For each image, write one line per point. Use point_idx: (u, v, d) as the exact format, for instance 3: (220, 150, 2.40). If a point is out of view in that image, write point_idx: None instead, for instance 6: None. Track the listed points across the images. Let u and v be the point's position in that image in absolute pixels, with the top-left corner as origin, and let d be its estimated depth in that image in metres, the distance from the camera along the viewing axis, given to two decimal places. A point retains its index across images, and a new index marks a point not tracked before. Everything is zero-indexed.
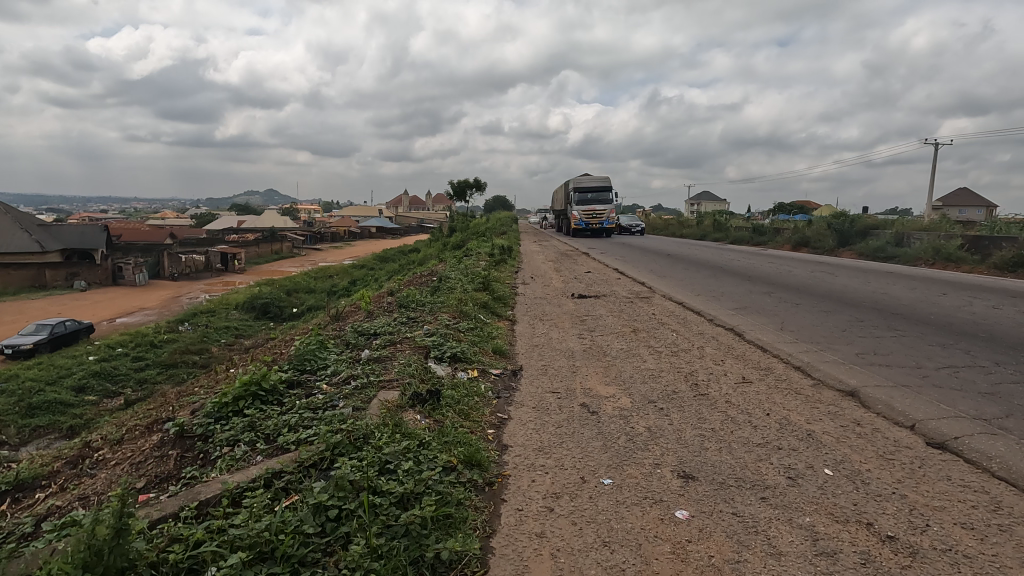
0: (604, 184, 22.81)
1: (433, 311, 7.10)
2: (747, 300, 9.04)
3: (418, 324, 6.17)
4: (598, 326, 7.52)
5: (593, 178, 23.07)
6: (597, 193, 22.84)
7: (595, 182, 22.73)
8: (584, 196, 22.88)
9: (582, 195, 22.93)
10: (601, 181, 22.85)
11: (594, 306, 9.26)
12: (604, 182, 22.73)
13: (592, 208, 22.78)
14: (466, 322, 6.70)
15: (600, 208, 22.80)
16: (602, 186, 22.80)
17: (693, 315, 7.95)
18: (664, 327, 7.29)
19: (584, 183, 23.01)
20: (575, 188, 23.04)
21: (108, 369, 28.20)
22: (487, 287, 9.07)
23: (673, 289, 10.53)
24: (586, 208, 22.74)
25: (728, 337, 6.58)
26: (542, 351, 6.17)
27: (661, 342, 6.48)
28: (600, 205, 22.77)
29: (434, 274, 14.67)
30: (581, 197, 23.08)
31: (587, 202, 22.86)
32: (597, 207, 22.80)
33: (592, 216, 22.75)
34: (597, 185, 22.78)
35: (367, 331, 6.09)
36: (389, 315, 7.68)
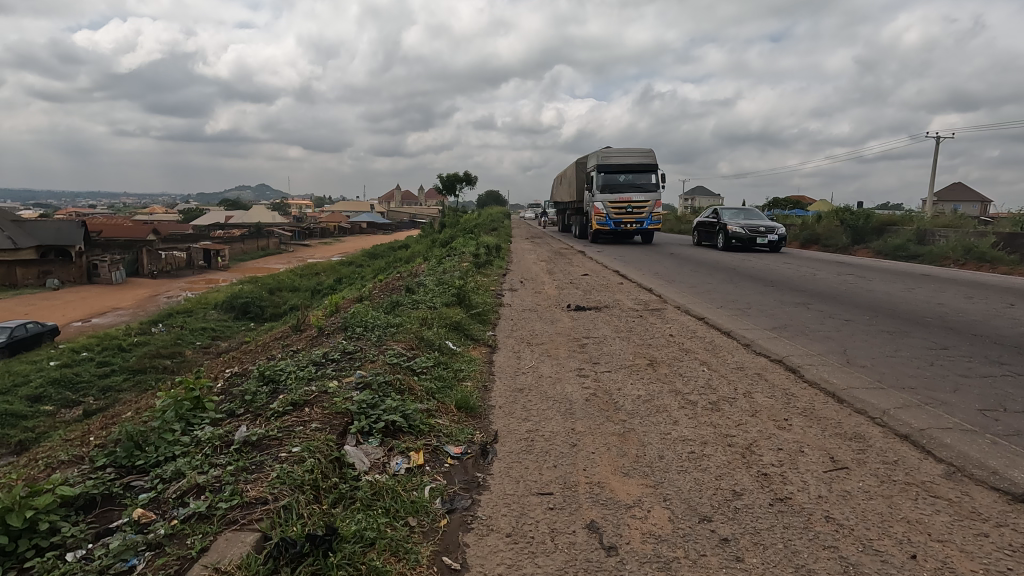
0: (639, 165, 18.51)
1: (382, 339, 5.29)
2: (785, 316, 7.31)
3: (351, 365, 4.36)
4: (604, 355, 5.76)
5: (625, 155, 18.78)
6: (630, 177, 18.56)
7: (629, 161, 18.44)
8: (613, 180, 18.53)
9: (608, 177, 18.66)
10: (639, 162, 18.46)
11: (594, 323, 7.48)
12: (638, 163, 18.51)
13: (624, 197, 18.52)
14: (425, 358, 4.90)
15: (636, 197, 18.49)
16: (635, 168, 18.51)
17: (724, 340, 6.22)
18: (690, 358, 5.58)
19: (613, 161, 18.66)
20: (602, 169, 18.61)
21: (69, 376, 26.15)
22: (462, 300, 7.33)
23: (688, 300, 8.81)
24: (620, 197, 18.41)
25: (782, 377, 4.86)
26: (529, 400, 4.44)
27: (690, 384, 4.75)
28: (635, 194, 18.48)
29: (413, 277, 12.68)
30: (608, 179, 18.72)
31: (615, 188, 18.56)
32: (633, 197, 18.43)
33: (624, 210, 18.60)
34: (630, 165, 18.53)
35: (276, 373, 4.26)
36: (329, 343, 5.84)
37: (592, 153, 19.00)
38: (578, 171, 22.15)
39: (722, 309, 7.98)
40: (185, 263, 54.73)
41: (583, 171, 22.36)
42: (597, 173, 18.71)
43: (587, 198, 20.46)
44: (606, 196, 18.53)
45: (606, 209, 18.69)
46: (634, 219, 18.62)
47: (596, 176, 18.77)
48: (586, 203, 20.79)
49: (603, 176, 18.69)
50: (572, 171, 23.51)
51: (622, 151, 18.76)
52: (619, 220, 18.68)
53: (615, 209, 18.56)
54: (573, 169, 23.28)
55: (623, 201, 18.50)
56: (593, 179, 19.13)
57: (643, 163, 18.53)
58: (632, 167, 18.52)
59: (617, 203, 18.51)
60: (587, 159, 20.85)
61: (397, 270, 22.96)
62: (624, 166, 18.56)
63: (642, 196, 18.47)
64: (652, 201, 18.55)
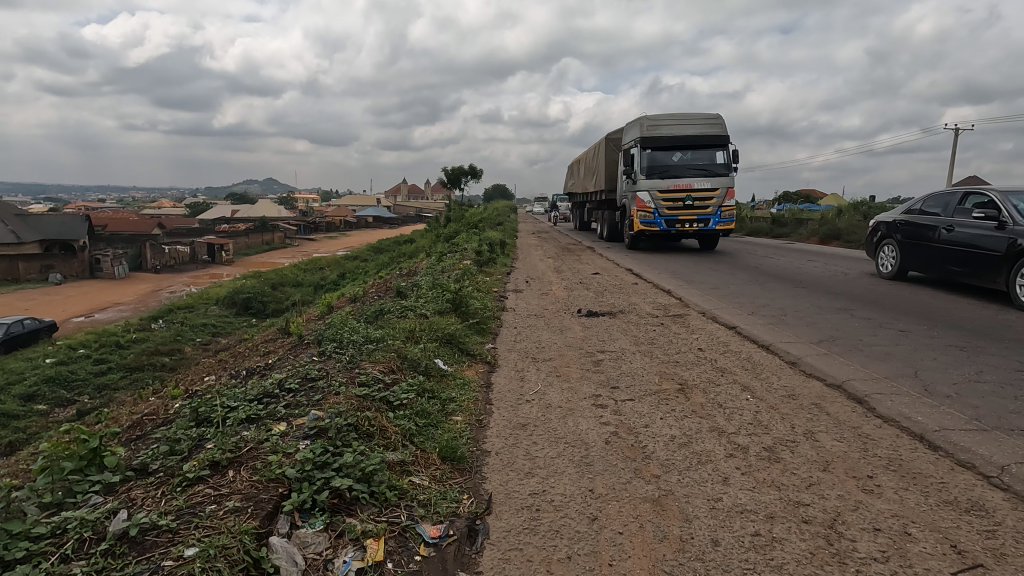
0: (702, 138, 13.43)
1: (356, 360, 4.36)
2: (831, 327, 6.31)
3: (308, 402, 3.43)
4: (624, 378, 4.82)
5: (678, 125, 13.72)
6: (690, 154, 13.45)
7: (685, 134, 13.44)
8: (664, 159, 13.49)
9: (657, 157, 13.57)
10: (702, 134, 13.41)
11: (610, 333, 6.55)
12: (699, 135, 13.42)
13: (681, 184, 13.37)
14: (406, 386, 3.99)
15: (698, 182, 13.33)
16: (694, 142, 13.44)
17: (763, 358, 5.29)
18: (728, 384, 4.64)
19: (663, 134, 13.61)
20: (651, 144, 13.55)
21: (65, 374, 25.47)
22: (458, 306, 6.42)
23: (714, 306, 7.82)
24: (674, 185, 13.37)
25: (847, 412, 3.93)
26: (535, 443, 3.51)
27: (734, 421, 3.81)
28: (695, 179, 13.34)
29: (411, 276, 11.81)
30: (655, 159, 13.62)
31: (667, 171, 13.46)
32: (694, 183, 13.29)
33: (680, 202, 13.48)
34: (687, 138, 13.45)
35: (212, 409, 3.37)
36: (300, 359, 4.97)
37: (633, 122, 14.05)
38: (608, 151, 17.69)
39: (754, 317, 6.99)
40: (188, 257, 54.19)
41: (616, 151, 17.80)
42: (642, 149, 13.68)
43: (626, 188, 15.34)
44: (655, 182, 13.43)
45: (655, 202, 13.54)
46: (695, 214, 13.47)
47: (639, 153, 13.75)
48: (623, 194, 15.71)
49: (650, 153, 13.61)
50: (596, 153, 19.24)
51: (676, 120, 13.79)
52: (674, 216, 13.53)
53: (668, 200, 13.43)
54: (598, 150, 18.95)
55: (680, 190, 13.33)
56: (635, 158, 14.00)
57: (708, 134, 13.46)
58: (692, 140, 13.50)
59: (672, 191, 13.35)
60: (625, 134, 15.96)
61: (399, 266, 22.18)
62: (681, 140, 13.50)
63: (708, 182, 13.26)
64: (723, 190, 13.35)
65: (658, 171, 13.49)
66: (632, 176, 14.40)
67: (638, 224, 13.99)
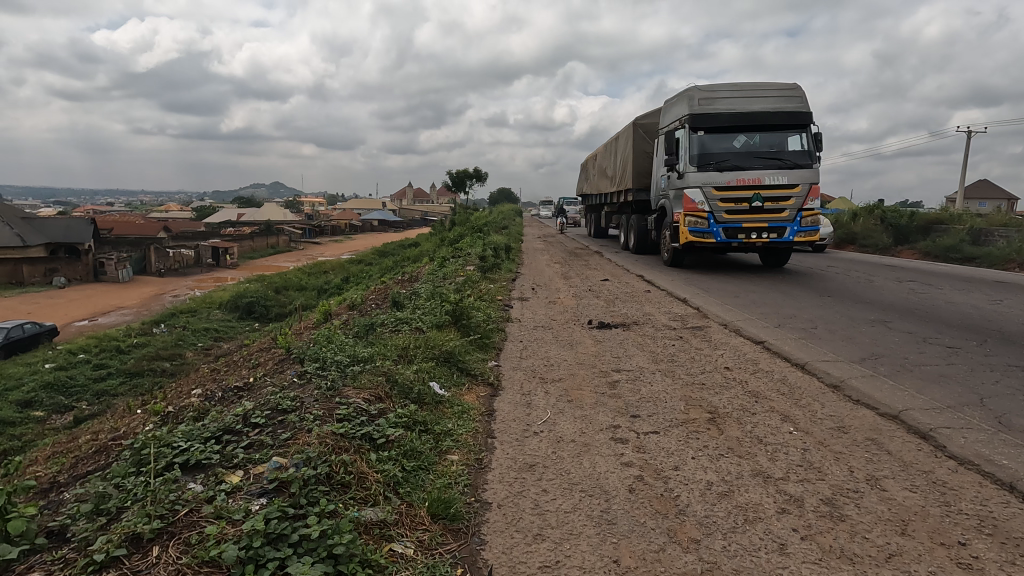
0: (774, 116, 10.16)
1: (337, 387, 3.76)
2: (873, 344, 5.66)
3: (273, 443, 2.87)
4: (644, 405, 4.24)
5: (742, 100, 10.41)
6: (757, 138, 10.14)
7: (751, 112, 10.17)
8: (723, 145, 10.15)
9: (713, 143, 10.22)
10: (773, 111, 10.18)
11: (624, 348, 5.99)
12: (770, 114, 10.10)
13: (747, 180, 9.91)
14: (393, 419, 3.41)
15: (771, 177, 9.89)
16: (764, 123, 10.13)
17: (800, 382, 4.69)
18: (765, 413, 4.05)
19: (722, 110, 10.29)
20: (704, 123, 10.27)
21: (63, 380, 25.02)
22: (459, 318, 5.88)
23: (738, 318, 7.17)
24: (738, 180, 9.93)
25: (911, 451, 3.35)
26: (546, 492, 2.93)
27: (780, 463, 3.23)
28: (767, 172, 9.91)
29: (412, 283, 11.33)
30: (711, 146, 10.25)
31: (728, 161, 10.05)
32: (765, 178, 9.88)
33: (744, 203, 9.99)
34: (755, 118, 10.13)
35: (157, 450, 2.83)
36: (280, 382, 4.43)
37: (681, 95, 10.79)
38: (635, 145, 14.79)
39: (784, 332, 6.34)
40: (193, 261, 53.96)
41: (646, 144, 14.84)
42: (692, 130, 10.38)
43: (665, 185, 11.98)
44: (709, 175, 10.06)
45: (711, 204, 10.09)
46: (765, 220, 10.01)
47: (688, 136, 10.46)
48: (661, 195, 12.38)
49: (703, 136, 10.30)
50: (621, 146, 16.27)
51: (737, 93, 10.50)
52: (736, 223, 10.04)
53: (728, 200, 10.00)
54: (624, 143, 15.99)
55: (745, 185, 9.92)
56: (681, 144, 10.67)
57: (781, 110, 10.20)
58: (760, 119, 10.19)
59: (733, 188, 9.96)
60: (662, 112, 12.62)
61: (403, 271, 21.74)
62: (745, 118, 10.19)
63: (783, 176, 9.87)
64: (804, 187, 9.94)
65: (714, 160, 10.12)
66: (675, 169, 11.08)
67: (685, 233, 10.56)
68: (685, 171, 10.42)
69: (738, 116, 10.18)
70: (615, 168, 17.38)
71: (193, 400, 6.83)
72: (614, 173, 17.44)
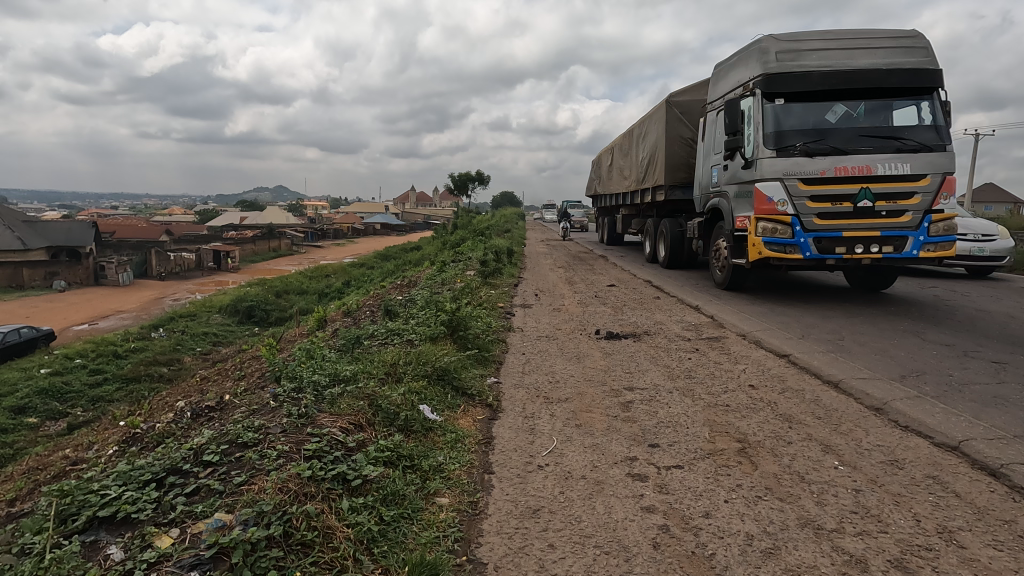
0: (886, 77, 7.33)
1: (311, 415, 3.23)
2: (916, 359, 5.08)
3: (221, 492, 2.37)
4: (664, 432, 3.73)
5: (839, 54, 7.57)
6: (861, 107, 7.36)
7: (854, 71, 7.37)
8: (810, 121, 7.42)
9: (797, 118, 7.48)
10: (886, 70, 7.36)
11: (634, 362, 5.50)
12: (880, 75, 7.31)
13: (849, 170, 7.09)
14: (374, 455, 2.90)
15: (883, 165, 7.06)
16: (871, 88, 7.33)
17: (838, 405, 4.16)
18: (803, 443, 3.53)
19: (812, 69, 7.49)
20: (784, 88, 7.54)
21: (58, 386, 24.53)
22: (456, 330, 5.37)
23: (760, 330, 6.59)
24: (836, 169, 7.12)
25: (984, 494, 2.84)
26: (553, 549, 2.42)
27: (831, 509, 2.73)
28: (878, 158, 7.09)
29: (409, 289, 10.83)
30: (794, 122, 7.49)
31: (820, 143, 7.27)
32: (874, 167, 7.08)
33: (843, 203, 7.17)
34: (859, 80, 7.33)
35: (79, 500, 2.34)
36: (247, 407, 3.91)
37: (753, 50, 7.98)
38: (667, 129, 11.81)
39: (814, 345, 5.76)
40: (194, 264, 53.63)
41: (681, 128, 11.85)
42: (766, 99, 7.66)
43: (718, 178, 9.29)
44: (794, 161, 7.29)
45: (796, 203, 7.30)
46: (874, 228, 7.15)
47: (760, 108, 7.72)
48: (712, 190, 9.59)
49: (783, 106, 7.56)
50: (647, 132, 13.32)
51: (833, 45, 7.66)
52: (832, 232, 7.21)
53: (822, 199, 7.20)
54: (651, 128, 13.04)
55: (846, 178, 7.13)
56: (749, 118, 7.96)
57: (898, 67, 7.36)
58: (866, 81, 7.35)
59: (829, 181, 7.18)
60: (717, 79, 9.78)
61: (403, 275, 21.28)
62: (844, 80, 7.39)
63: (901, 162, 7.06)
64: (933, 179, 7.08)
65: (797, 141, 7.39)
66: (736, 154, 8.41)
67: (753, 245, 7.69)
68: (755, 155, 7.71)
69: (835, 76, 7.39)
70: (634, 160, 14.72)
71: (165, 417, 6.27)
72: (635, 165, 14.58)
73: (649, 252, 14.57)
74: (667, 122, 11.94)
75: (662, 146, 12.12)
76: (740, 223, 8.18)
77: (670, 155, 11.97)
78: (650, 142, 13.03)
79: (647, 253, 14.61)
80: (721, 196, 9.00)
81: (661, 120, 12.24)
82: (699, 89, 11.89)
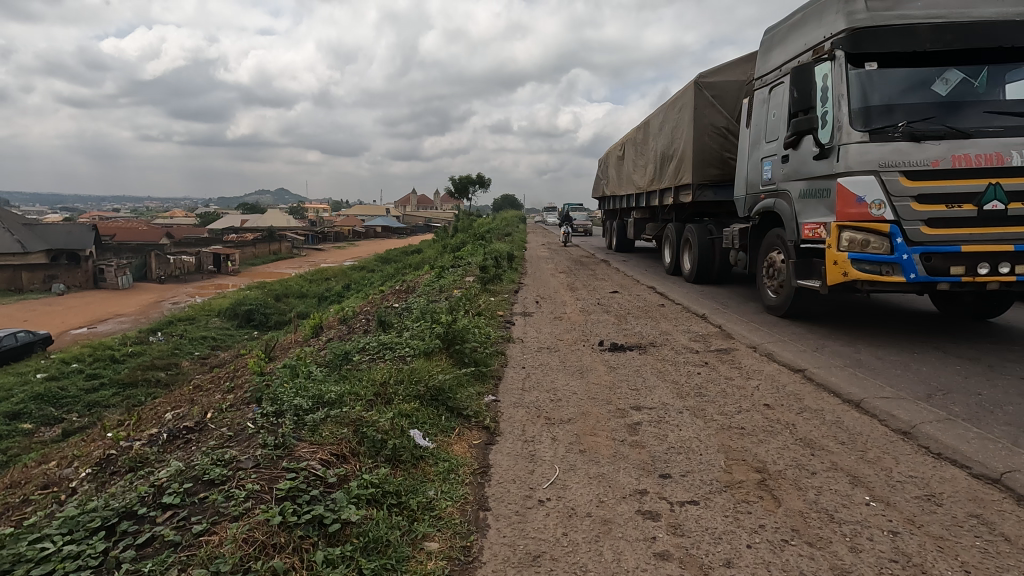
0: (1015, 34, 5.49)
1: (289, 445, 2.94)
2: (942, 376, 4.76)
3: (174, 548, 2.08)
4: (675, 459, 3.44)
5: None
6: (981, 76, 5.51)
7: (976, 25, 5.49)
8: (914, 93, 5.56)
9: (896, 89, 5.60)
10: (1014, 22, 5.51)
11: (639, 377, 5.21)
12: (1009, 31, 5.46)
13: (972, 161, 5.26)
14: (355, 492, 2.60)
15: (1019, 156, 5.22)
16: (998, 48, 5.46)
17: (862, 430, 3.85)
18: (827, 474, 3.23)
19: (918, 22, 5.58)
20: (879, 47, 5.63)
21: (54, 391, 24.24)
22: (453, 344, 5.09)
23: (772, 342, 6.27)
24: (954, 159, 5.28)
25: None
26: None
27: (867, 557, 2.43)
28: (1010, 145, 5.25)
29: (406, 296, 10.57)
30: (892, 95, 5.60)
31: (928, 123, 5.42)
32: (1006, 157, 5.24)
33: (964, 206, 5.32)
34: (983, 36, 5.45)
35: (15, 556, 2.07)
36: (223, 432, 3.61)
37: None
38: (696, 115, 10.16)
39: (831, 360, 5.43)
40: (194, 267, 53.43)
41: (712, 114, 10.16)
42: (853, 62, 5.75)
43: (772, 175, 7.40)
44: (891, 147, 5.43)
45: (896, 206, 5.41)
46: (1004, 241, 5.32)
47: (842, 75, 5.82)
48: (762, 191, 7.67)
49: (877, 73, 5.67)
50: (671, 121, 11.57)
51: None
52: (946, 246, 5.35)
53: (932, 200, 5.33)
54: (676, 116, 11.33)
55: (965, 172, 5.31)
56: (824, 92, 6.07)
57: None
58: (990, 40, 5.49)
59: (941, 176, 5.34)
60: (768, 46, 7.83)
61: (403, 279, 21.04)
62: (960, 38, 5.51)
63: None
64: None
65: (895, 120, 5.52)
66: (803, 142, 6.54)
67: (832, 263, 5.81)
68: (837, 139, 5.83)
69: (949, 30, 5.51)
70: (652, 156, 13.05)
71: (150, 432, 6.01)
72: (655, 160, 12.85)
73: (670, 263, 12.76)
74: (697, 107, 10.24)
75: (690, 135, 10.38)
76: (808, 231, 6.29)
77: (700, 146, 10.23)
78: (675, 132, 11.30)
79: (668, 263, 12.81)
80: (781, 197, 7.10)
81: (689, 105, 10.53)
82: (733, 71, 10.25)
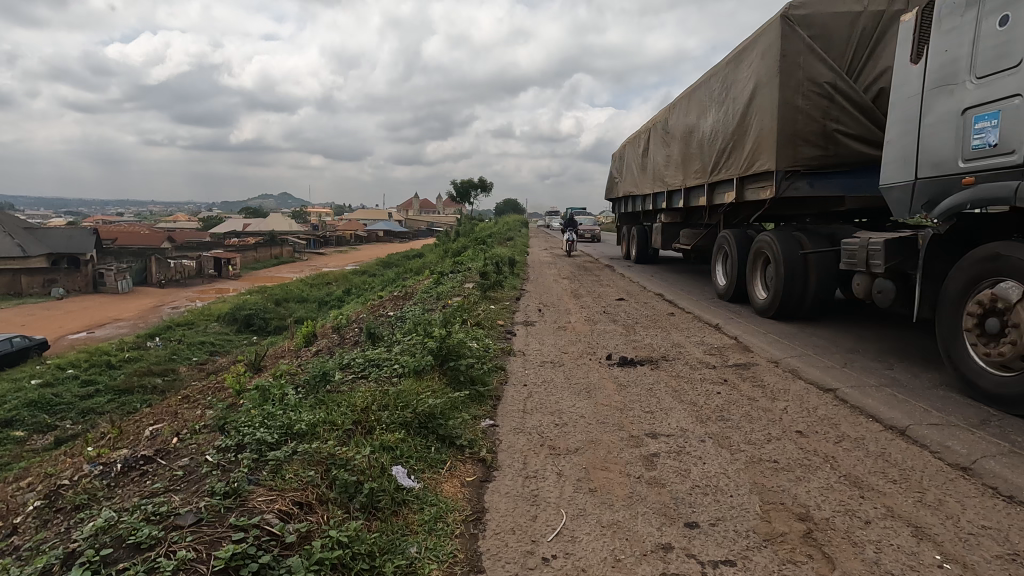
0: None
1: (242, 492, 2.46)
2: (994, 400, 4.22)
3: None
4: (701, 504, 2.93)
5: None
6: None
7: None
8: None
9: None
10: None
11: (652, 397, 4.71)
12: None
13: None
14: (316, 557, 2.10)
15: None
16: None
17: (918, 468, 3.31)
18: (884, 525, 2.72)
19: None
20: None
21: (48, 397, 23.74)
22: (446, 361, 4.59)
23: (795, 359, 5.72)
24: None
25: None
26: None
27: None
28: None
29: (404, 303, 10.12)
30: None
31: None
32: None
33: None
34: None
35: None
36: (174, 470, 3.12)
37: None
38: (784, 68, 6.79)
39: (867, 381, 4.86)
40: (195, 271, 53.08)
41: (812, 63, 6.66)
42: None
43: (996, 139, 4.00)
44: None
45: None
46: None
47: None
48: (966, 169, 4.28)
49: None
50: (737, 82, 8.15)
51: None
52: None
53: None
54: (745, 74, 7.88)
55: None
56: None
57: None
58: None
59: None
60: None
61: (403, 284, 20.64)
62: None
63: None
64: None
65: None
66: None
67: None
68: None
69: None
70: (703, 137, 9.79)
71: (126, 451, 5.58)
72: (709, 141, 9.50)
73: (726, 286, 9.23)
74: (786, 55, 6.82)
75: (771, 101, 7.02)
76: None
77: (789, 117, 6.81)
78: (743, 97, 7.88)
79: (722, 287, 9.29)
80: None
81: (770, 51, 7.11)
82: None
